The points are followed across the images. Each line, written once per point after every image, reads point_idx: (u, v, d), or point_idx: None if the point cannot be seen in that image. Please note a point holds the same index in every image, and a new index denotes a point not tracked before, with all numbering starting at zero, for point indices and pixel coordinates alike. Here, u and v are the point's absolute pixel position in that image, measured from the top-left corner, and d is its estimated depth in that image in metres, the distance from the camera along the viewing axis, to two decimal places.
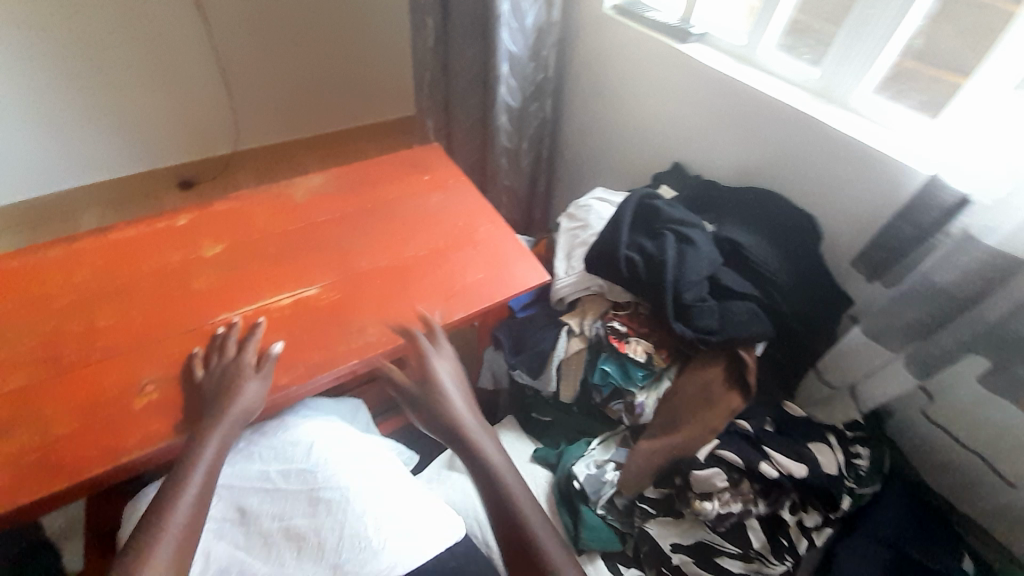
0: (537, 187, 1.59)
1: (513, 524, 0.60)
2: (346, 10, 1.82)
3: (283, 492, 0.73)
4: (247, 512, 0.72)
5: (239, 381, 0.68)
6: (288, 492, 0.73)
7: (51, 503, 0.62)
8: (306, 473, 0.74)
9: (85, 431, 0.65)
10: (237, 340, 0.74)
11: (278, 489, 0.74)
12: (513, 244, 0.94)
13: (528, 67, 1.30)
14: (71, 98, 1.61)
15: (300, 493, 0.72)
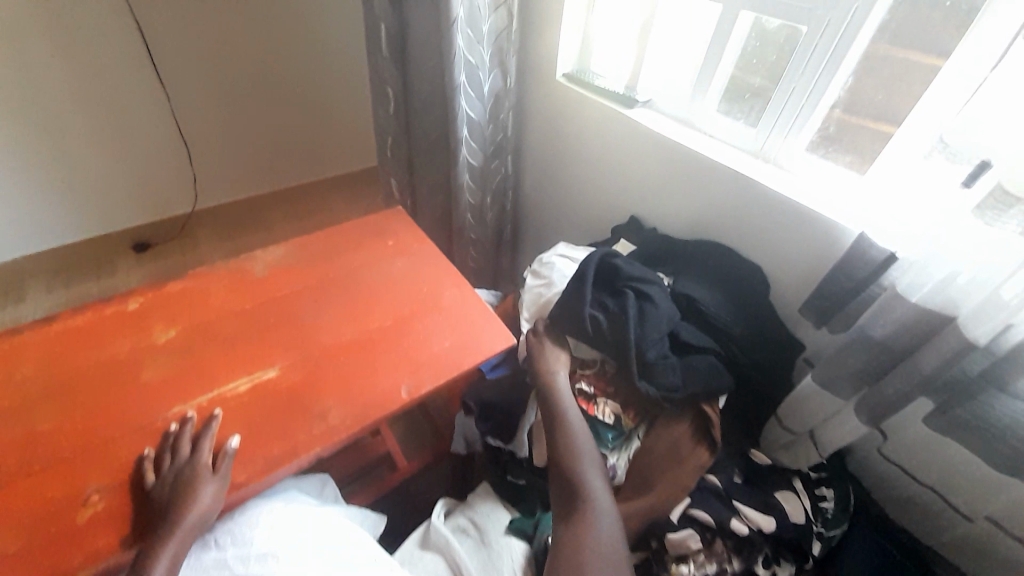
0: (503, 238, 1.62)
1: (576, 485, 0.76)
2: (307, 72, 1.86)
3: None
4: None
5: (195, 485, 0.65)
6: None
7: None
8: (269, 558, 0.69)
9: (19, 555, 0.60)
10: (192, 435, 0.71)
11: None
12: (478, 308, 0.96)
13: (487, 129, 1.36)
14: (18, 168, 1.56)
15: None
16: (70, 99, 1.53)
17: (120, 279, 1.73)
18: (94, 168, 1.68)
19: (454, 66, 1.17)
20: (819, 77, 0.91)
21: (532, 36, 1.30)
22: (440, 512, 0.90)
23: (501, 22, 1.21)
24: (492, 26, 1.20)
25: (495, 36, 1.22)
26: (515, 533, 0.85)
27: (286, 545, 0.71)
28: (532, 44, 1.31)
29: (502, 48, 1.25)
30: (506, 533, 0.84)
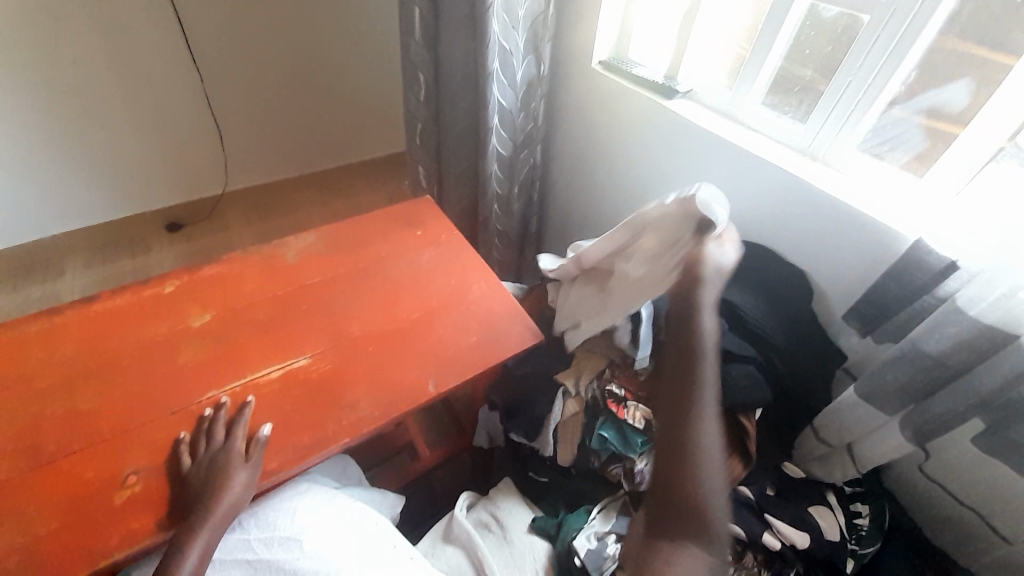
0: (529, 228, 1.60)
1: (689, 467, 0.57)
2: (336, 55, 1.85)
3: (267, 563, 0.69)
4: None
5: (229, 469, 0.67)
6: (272, 563, 0.69)
7: None
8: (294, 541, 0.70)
9: (65, 530, 0.62)
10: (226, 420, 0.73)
11: (261, 559, 0.69)
12: (506, 303, 0.94)
13: (518, 118, 1.32)
14: (60, 148, 1.60)
15: (283, 564, 0.68)
16: (107, 79, 1.55)
17: (153, 258, 1.78)
18: (130, 149, 1.71)
19: (487, 52, 1.14)
20: (880, 69, 0.84)
21: (568, 22, 1.25)
22: (464, 504, 0.90)
23: (536, 7, 1.17)
24: (528, 11, 1.16)
25: (531, 21, 1.18)
26: (537, 532, 0.85)
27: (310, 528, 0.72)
28: (567, 30, 1.26)
29: (536, 33, 1.21)
30: (527, 532, 0.84)
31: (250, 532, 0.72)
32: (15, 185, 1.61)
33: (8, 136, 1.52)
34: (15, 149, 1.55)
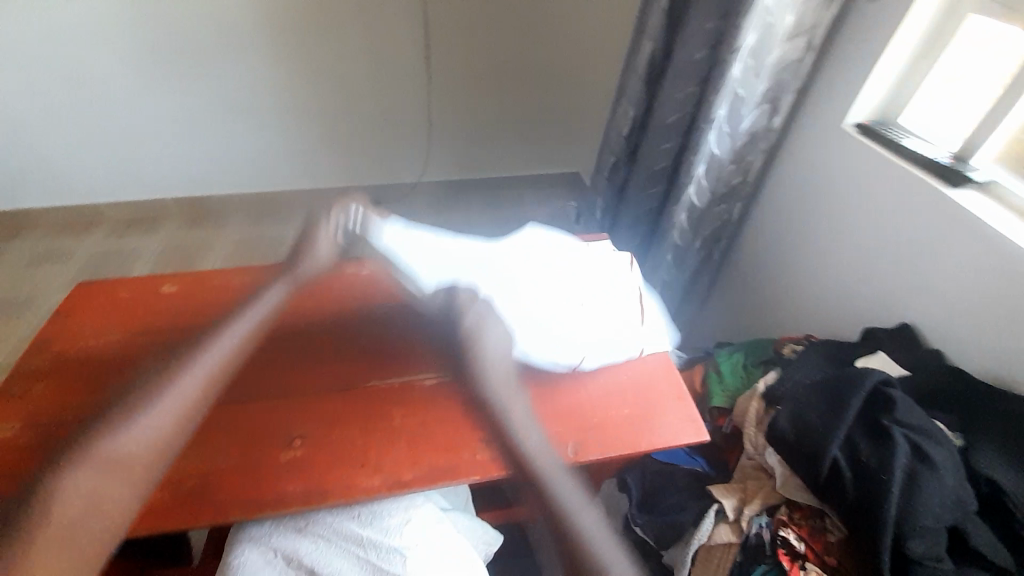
0: (698, 285, 1.41)
1: (551, 513, 0.67)
2: (541, 74, 1.99)
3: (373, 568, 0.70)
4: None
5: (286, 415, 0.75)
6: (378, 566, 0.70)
7: (185, 528, 0.66)
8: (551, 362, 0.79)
9: (363, 356, 0.82)
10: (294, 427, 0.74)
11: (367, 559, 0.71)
12: (670, 380, 0.81)
13: (728, 169, 1.16)
14: (317, 120, 1.94)
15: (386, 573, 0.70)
16: (367, 79, 1.88)
17: None
18: (359, 130, 2.00)
19: (720, 97, 1.03)
20: None
21: (825, 74, 1.07)
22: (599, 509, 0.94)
23: (790, 54, 1.02)
24: (779, 58, 1.02)
25: (780, 68, 1.04)
26: None
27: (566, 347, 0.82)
28: (818, 82, 1.09)
29: (780, 81, 1.06)
30: None
31: (363, 528, 0.72)
32: (280, 139, 1.96)
33: (285, 97, 1.86)
34: (289, 111, 1.90)
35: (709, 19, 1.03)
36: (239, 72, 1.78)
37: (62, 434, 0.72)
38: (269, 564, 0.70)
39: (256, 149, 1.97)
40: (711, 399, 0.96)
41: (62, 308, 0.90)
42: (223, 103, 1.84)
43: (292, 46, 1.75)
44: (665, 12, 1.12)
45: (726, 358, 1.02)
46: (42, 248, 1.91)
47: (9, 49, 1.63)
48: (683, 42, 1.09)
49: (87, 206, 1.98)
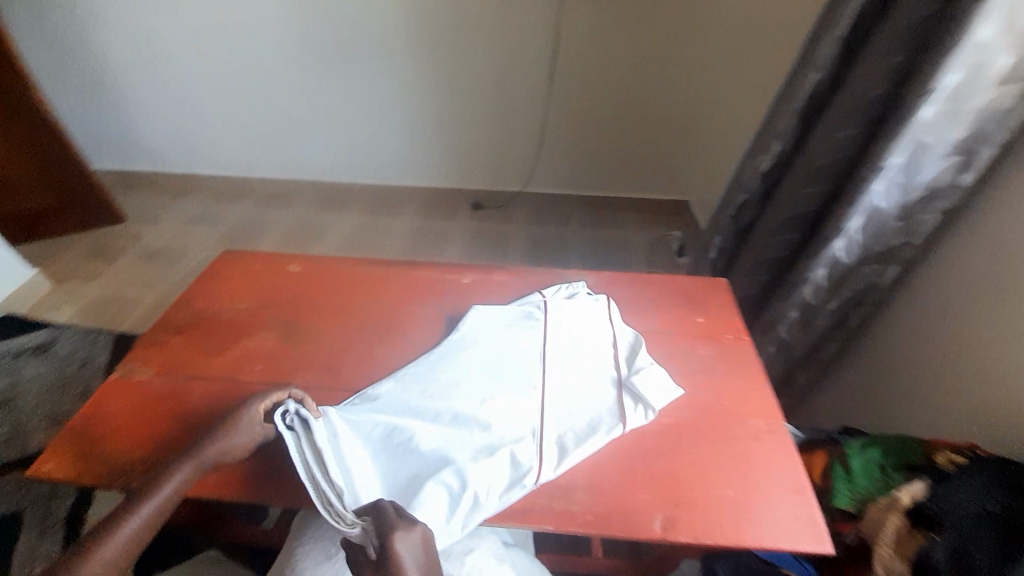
0: (822, 353, 1.22)
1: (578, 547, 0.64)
2: (666, 98, 1.91)
3: None
4: None
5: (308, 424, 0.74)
6: None
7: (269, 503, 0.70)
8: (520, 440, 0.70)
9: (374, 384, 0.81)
10: None
11: None
12: (788, 467, 0.70)
13: (890, 227, 0.99)
14: (439, 122, 2.04)
15: None
16: (491, 89, 1.93)
17: (453, 228, 2.13)
18: (475, 135, 2.06)
19: (896, 143, 0.88)
20: None
21: None
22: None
23: (1003, 99, 0.83)
24: (985, 103, 0.83)
25: (982, 116, 0.84)
26: None
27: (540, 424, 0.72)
28: None
29: (982, 132, 0.86)
30: None
31: None
32: (403, 137, 2.09)
33: (415, 98, 1.99)
34: (416, 112, 2.02)
35: (895, 53, 0.88)
36: (379, 75, 1.94)
37: (192, 387, 0.81)
38: (328, 562, 0.69)
39: (381, 146, 2.13)
40: (833, 498, 0.83)
41: (209, 271, 1.02)
42: (361, 102, 2.01)
43: (430, 52, 1.87)
44: (841, 40, 0.98)
45: (858, 453, 0.86)
46: (201, 209, 2.24)
47: (206, 41, 1.92)
48: (856, 75, 0.95)
49: (239, 179, 2.28)
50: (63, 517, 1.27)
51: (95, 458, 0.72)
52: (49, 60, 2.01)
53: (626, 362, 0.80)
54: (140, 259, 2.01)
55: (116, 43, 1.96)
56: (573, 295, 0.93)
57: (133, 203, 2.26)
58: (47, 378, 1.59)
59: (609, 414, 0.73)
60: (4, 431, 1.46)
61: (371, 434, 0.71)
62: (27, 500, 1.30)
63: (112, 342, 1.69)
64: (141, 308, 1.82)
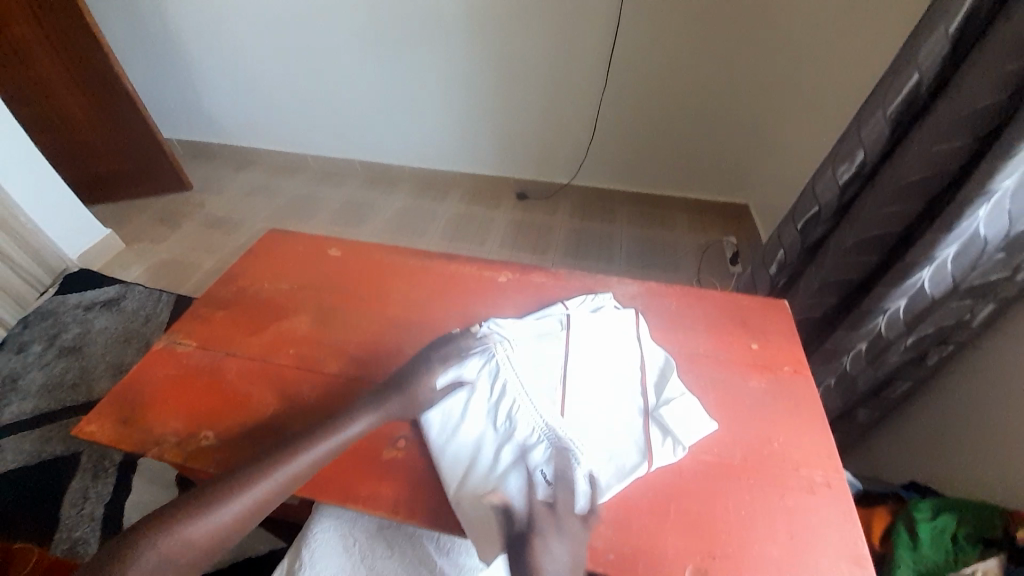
0: (891, 391, 1.09)
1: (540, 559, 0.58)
2: (734, 94, 1.77)
3: None
4: None
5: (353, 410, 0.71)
6: None
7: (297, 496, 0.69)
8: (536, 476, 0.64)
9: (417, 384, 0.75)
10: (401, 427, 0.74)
11: None
12: (844, 532, 0.61)
13: (992, 260, 0.85)
14: (489, 108, 1.99)
15: None
16: (545, 77, 1.86)
17: (496, 216, 2.09)
18: (525, 122, 2.00)
19: (1010, 163, 0.74)
20: None
21: None
22: None
23: None
24: None
25: None
26: None
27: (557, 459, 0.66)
28: None
29: None
30: None
31: (436, 559, 0.69)
32: (453, 121, 2.06)
33: (467, 82, 1.94)
34: (467, 96, 1.98)
35: (1017, 57, 0.73)
36: (432, 58, 1.91)
37: (224, 365, 0.82)
38: (344, 553, 0.70)
39: (431, 130, 2.11)
40: (893, 568, 0.74)
41: (255, 247, 1.03)
42: (414, 85, 2.00)
43: (484, 33, 1.80)
44: (952, 38, 0.84)
45: (927, 518, 0.76)
46: (259, 182, 2.33)
47: (267, 17, 1.95)
48: (965, 82, 0.81)
49: (295, 154, 2.35)
50: (117, 463, 1.37)
51: (133, 426, 0.74)
52: (129, 32, 2.12)
53: (655, 390, 0.74)
54: (201, 226, 2.12)
55: (188, 19, 2.03)
56: (598, 309, 0.86)
57: (199, 172, 2.39)
58: (114, 331, 1.71)
59: (633, 449, 0.67)
60: (74, 377, 1.58)
61: (468, 438, 0.70)
62: (87, 443, 1.41)
63: (170, 303, 1.79)
64: (199, 273, 1.92)
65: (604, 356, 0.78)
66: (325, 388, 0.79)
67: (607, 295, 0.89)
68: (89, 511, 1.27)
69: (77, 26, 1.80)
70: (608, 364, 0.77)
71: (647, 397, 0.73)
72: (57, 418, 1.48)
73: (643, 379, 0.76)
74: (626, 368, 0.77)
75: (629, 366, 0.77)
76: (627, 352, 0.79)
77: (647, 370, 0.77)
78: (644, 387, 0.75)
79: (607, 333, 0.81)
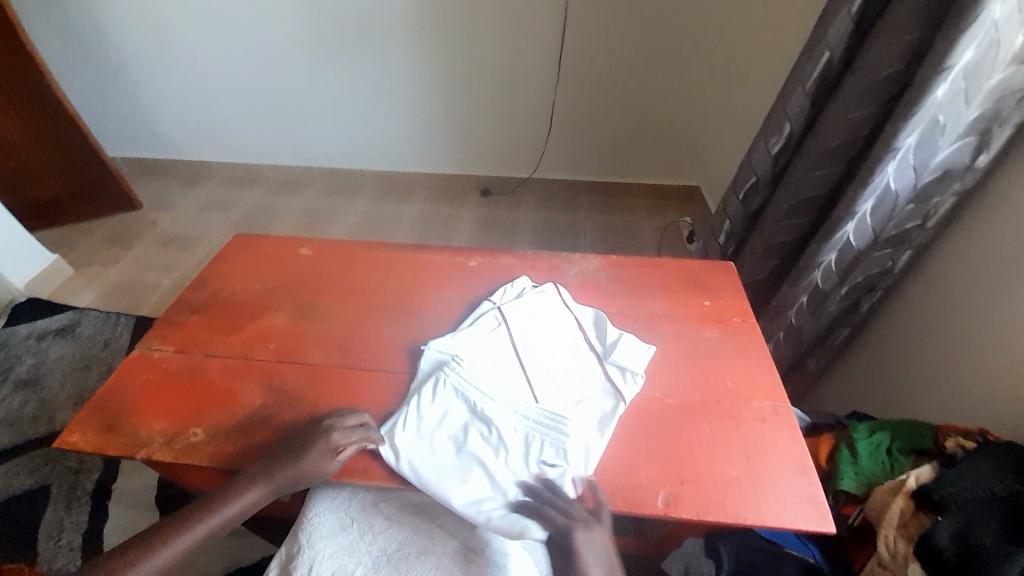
0: (833, 338, 1.21)
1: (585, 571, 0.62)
2: (675, 81, 1.88)
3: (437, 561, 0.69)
4: (396, 557, 0.70)
5: None
6: (441, 561, 0.69)
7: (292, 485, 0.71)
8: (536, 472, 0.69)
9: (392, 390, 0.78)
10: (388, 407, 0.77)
11: (432, 552, 0.70)
12: (791, 449, 0.70)
13: (903, 210, 0.96)
14: (445, 107, 2.03)
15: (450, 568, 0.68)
16: (497, 74, 1.92)
17: (462, 213, 2.14)
18: (481, 119, 2.05)
19: (909, 123, 0.86)
20: None
21: None
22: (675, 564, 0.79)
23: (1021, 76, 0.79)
24: (999, 82, 0.80)
25: (997, 94, 0.82)
26: None
27: (551, 444, 0.69)
28: None
29: (998, 112, 0.83)
30: None
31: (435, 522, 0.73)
32: (410, 122, 2.09)
33: (421, 82, 1.97)
34: (422, 96, 2.01)
35: (908, 30, 0.85)
36: (384, 62, 1.93)
37: (204, 366, 0.83)
38: (342, 531, 0.73)
39: (388, 132, 2.13)
40: (838, 482, 0.83)
41: (223, 253, 1.04)
42: (369, 87, 2.01)
43: (435, 33, 1.84)
44: (854, 17, 0.95)
45: (865, 437, 0.86)
46: (214, 196, 2.27)
47: (210, 26, 1.92)
48: (869, 55, 0.92)
49: (250, 165, 2.31)
50: (92, 489, 1.33)
51: (117, 432, 0.75)
52: (61, 48, 2.04)
53: (602, 337, 0.83)
54: (158, 244, 2.05)
55: (125, 31, 1.97)
56: (520, 292, 0.91)
57: (150, 190, 2.31)
58: (73, 358, 1.65)
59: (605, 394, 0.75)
60: (35, 409, 1.52)
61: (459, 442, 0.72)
62: (58, 473, 1.36)
63: (131, 325, 1.74)
64: (159, 292, 1.87)
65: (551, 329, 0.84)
66: (310, 376, 0.81)
67: (523, 279, 0.94)
68: (67, 541, 1.23)
69: (5, 44, 1.72)
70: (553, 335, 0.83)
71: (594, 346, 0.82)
72: (20, 453, 1.41)
73: (585, 334, 0.84)
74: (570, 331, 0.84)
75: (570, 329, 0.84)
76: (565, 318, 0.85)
77: (586, 328, 0.85)
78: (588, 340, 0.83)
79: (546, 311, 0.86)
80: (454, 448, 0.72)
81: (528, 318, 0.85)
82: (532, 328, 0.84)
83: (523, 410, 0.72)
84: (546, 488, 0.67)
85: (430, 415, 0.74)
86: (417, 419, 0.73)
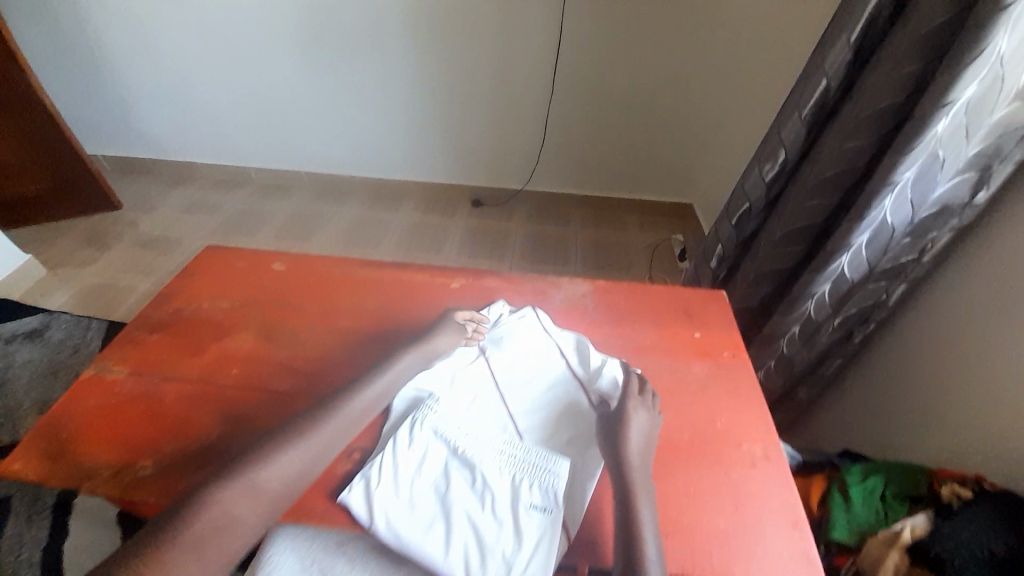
0: (824, 369, 1.18)
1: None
2: (671, 99, 1.87)
3: None
4: None
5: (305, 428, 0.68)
6: None
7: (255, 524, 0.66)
8: (527, 523, 0.62)
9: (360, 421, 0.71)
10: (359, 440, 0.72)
11: None
12: (782, 498, 0.66)
13: (899, 244, 0.94)
14: (438, 116, 2.00)
15: None
16: (492, 86, 1.89)
17: (453, 223, 2.10)
18: (474, 129, 2.02)
19: (907, 157, 0.83)
20: None
21: None
22: None
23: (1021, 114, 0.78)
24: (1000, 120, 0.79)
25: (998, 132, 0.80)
26: None
27: (535, 484, 0.66)
28: None
29: (997, 149, 0.81)
30: None
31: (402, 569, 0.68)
32: (402, 129, 2.05)
33: (414, 90, 1.94)
34: (415, 104, 1.98)
35: (909, 62, 0.82)
36: (377, 68, 1.90)
37: (162, 390, 0.77)
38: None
39: (380, 139, 2.09)
40: (831, 530, 0.79)
41: (192, 266, 0.98)
42: (361, 93, 1.97)
43: (430, 42, 1.81)
44: (853, 46, 0.93)
45: (858, 481, 0.83)
46: (198, 197, 2.21)
47: (199, 26, 1.88)
48: (867, 85, 0.90)
49: (237, 168, 2.25)
50: (50, 506, 1.25)
51: (62, 462, 0.69)
52: (44, 41, 1.98)
53: (584, 362, 0.80)
54: (137, 246, 1.99)
55: (111, 27, 1.92)
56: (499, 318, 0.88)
57: (132, 189, 2.24)
58: (39, 364, 1.57)
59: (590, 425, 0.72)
60: None
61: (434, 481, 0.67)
62: (15, 487, 1.28)
63: (102, 330, 1.67)
64: (135, 296, 1.80)
65: (533, 357, 0.81)
66: (276, 402, 0.76)
67: (503, 304, 0.91)
68: (18, 563, 1.15)
69: None
70: (536, 361, 0.80)
71: (576, 372, 0.79)
72: None
73: (567, 361, 0.81)
74: (553, 359, 0.81)
75: (552, 356, 0.81)
76: (546, 345, 0.82)
77: (569, 355, 0.81)
78: (570, 366, 0.80)
79: (529, 337, 0.83)
80: (430, 492, 0.66)
81: (508, 343, 0.82)
82: (514, 356, 0.81)
83: (503, 450, 0.69)
84: (536, 536, 0.62)
85: (408, 462, 0.68)
86: (392, 470, 0.68)
